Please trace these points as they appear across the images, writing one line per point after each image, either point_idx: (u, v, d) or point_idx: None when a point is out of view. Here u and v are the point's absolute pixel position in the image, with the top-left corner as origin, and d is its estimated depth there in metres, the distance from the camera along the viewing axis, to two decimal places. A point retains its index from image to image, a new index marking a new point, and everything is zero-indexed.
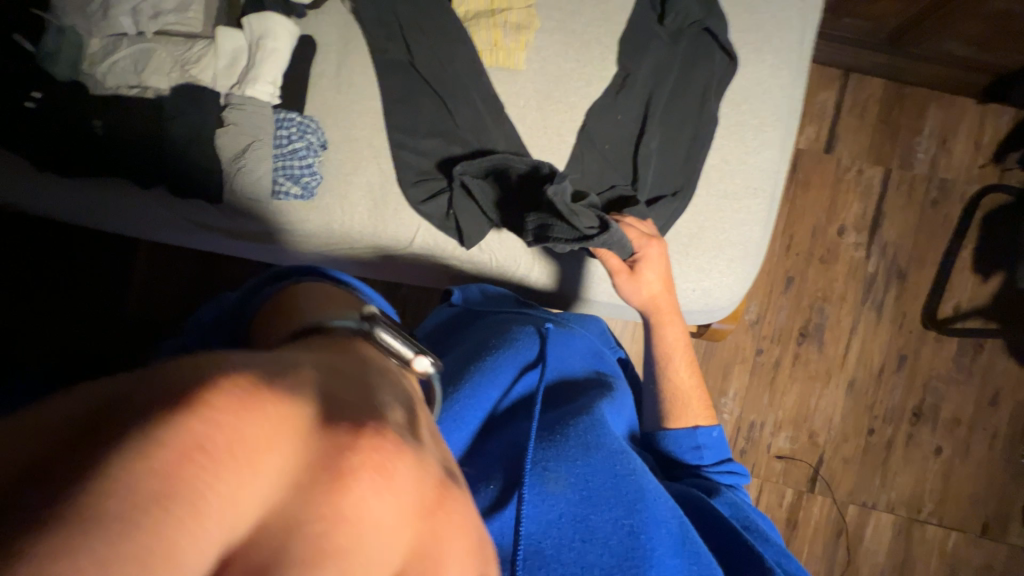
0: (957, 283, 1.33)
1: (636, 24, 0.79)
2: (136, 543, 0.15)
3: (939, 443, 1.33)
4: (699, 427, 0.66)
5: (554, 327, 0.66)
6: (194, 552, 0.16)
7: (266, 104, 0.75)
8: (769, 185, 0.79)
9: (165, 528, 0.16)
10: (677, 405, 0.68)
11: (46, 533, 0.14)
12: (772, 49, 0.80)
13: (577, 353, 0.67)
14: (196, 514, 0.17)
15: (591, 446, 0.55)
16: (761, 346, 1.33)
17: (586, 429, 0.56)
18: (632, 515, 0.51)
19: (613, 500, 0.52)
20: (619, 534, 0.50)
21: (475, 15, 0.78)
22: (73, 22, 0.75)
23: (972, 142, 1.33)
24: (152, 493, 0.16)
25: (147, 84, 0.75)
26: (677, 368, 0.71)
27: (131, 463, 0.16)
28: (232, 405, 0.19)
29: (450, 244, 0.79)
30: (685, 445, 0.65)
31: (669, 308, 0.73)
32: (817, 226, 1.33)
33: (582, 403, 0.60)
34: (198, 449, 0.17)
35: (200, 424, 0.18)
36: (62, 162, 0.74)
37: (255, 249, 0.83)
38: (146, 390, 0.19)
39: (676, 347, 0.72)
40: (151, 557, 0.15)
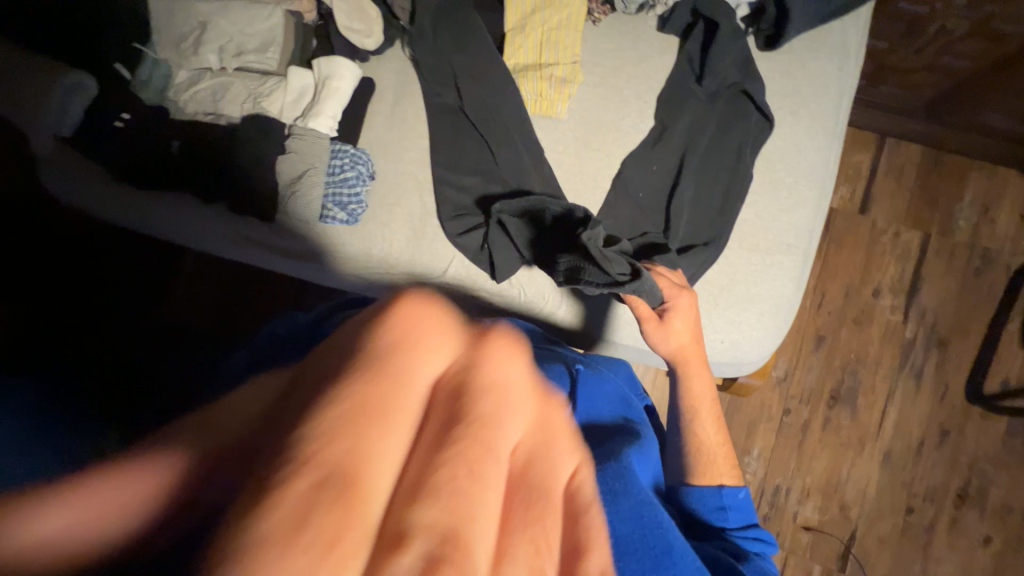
0: (1004, 357, 1.26)
1: (675, 83, 0.83)
2: (389, 393, 0.25)
3: (988, 532, 1.22)
4: (725, 487, 0.64)
5: (583, 368, 0.67)
6: (416, 401, 0.25)
7: (324, 136, 0.81)
8: (803, 242, 0.79)
9: (397, 387, 0.25)
10: (703, 460, 0.66)
11: (341, 395, 0.24)
12: (808, 113, 0.82)
13: (606, 396, 0.67)
14: (413, 373, 0.26)
15: (620, 494, 0.53)
16: (788, 405, 1.28)
17: (616, 475, 0.54)
18: (657, 570, 0.50)
19: (641, 553, 0.50)
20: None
21: (523, 66, 0.84)
22: (167, 57, 0.86)
23: (1017, 212, 1.30)
24: (384, 366, 0.25)
25: (222, 113, 0.83)
26: (704, 424, 0.69)
27: (369, 352, 0.26)
28: (416, 310, 0.28)
29: (481, 277, 0.82)
30: (711, 504, 0.63)
31: (698, 360, 0.72)
32: (851, 285, 1.30)
33: (609, 446, 0.59)
34: (406, 339, 0.26)
35: (403, 323, 0.27)
36: (140, 176, 0.81)
37: (298, 266, 0.87)
38: (344, 330, 0.28)
39: (703, 399, 0.70)
40: (396, 400, 0.25)
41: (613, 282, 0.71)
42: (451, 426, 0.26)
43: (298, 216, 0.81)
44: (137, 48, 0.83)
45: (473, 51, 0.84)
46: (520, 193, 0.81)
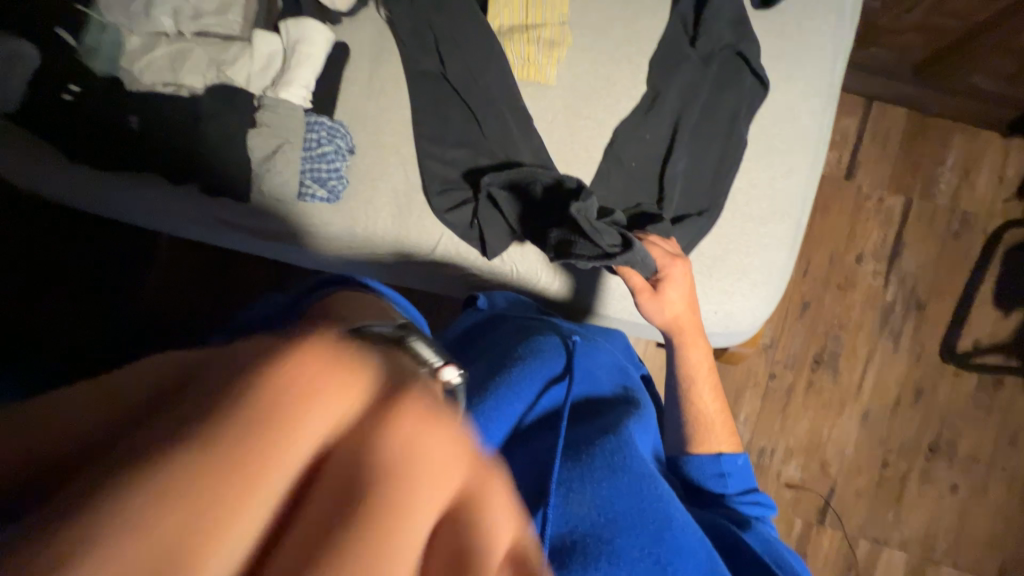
0: (977, 318, 1.31)
1: (668, 45, 0.79)
2: (245, 447, 0.19)
3: (955, 481, 1.30)
4: (723, 455, 0.64)
5: (578, 339, 0.66)
6: (283, 460, 0.19)
7: (297, 107, 0.76)
8: (796, 210, 0.78)
9: (268, 444, 0.19)
10: (701, 429, 0.67)
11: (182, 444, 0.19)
12: (803, 75, 0.80)
13: (603, 368, 0.66)
14: (283, 433, 0.19)
15: (615, 465, 0.53)
16: (774, 371, 1.32)
17: (613, 448, 0.55)
18: (652, 534, 0.50)
19: (636, 517, 0.51)
20: (642, 551, 0.49)
21: (509, 29, 0.79)
22: (114, 20, 0.77)
23: (996, 175, 1.32)
24: (259, 410, 0.20)
25: (182, 84, 0.76)
26: (702, 394, 0.69)
27: (239, 393, 0.20)
28: (318, 355, 0.22)
29: (472, 253, 0.79)
30: (710, 471, 0.64)
31: (694, 331, 0.71)
32: (835, 252, 1.32)
33: (608, 419, 0.59)
34: (284, 387, 0.21)
35: (292, 366, 0.21)
36: (100, 156, 0.75)
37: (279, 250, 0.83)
38: (243, 355, 0.23)
39: (699, 369, 0.71)
40: (251, 455, 0.19)
41: (606, 255, 0.70)
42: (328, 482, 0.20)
43: (275, 193, 0.76)
44: (80, 11, 0.76)
45: (454, 11, 0.79)
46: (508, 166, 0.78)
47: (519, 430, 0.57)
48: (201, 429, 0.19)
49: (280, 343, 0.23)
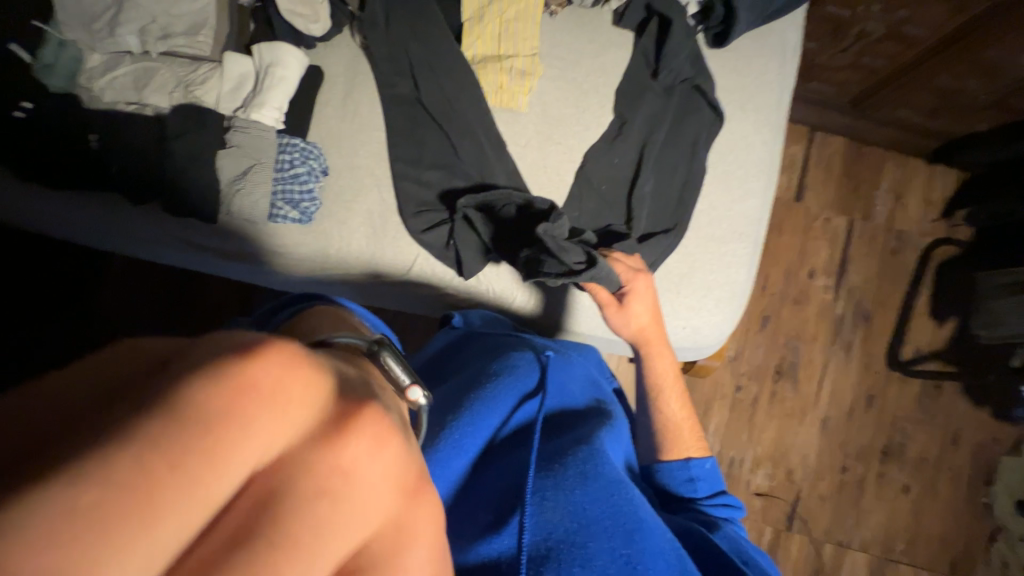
0: (916, 328, 1.42)
1: (632, 77, 0.85)
2: (194, 451, 0.19)
3: (907, 482, 1.38)
4: (691, 460, 0.67)
5: (552, 352, 0.67)
6: (235, 465, 0.20)
7: (270, 129, 0.75)
8: (753, 231, 0.83)
9: (216, 446, 0.20)
10: (669, 436, 0.70)
11: (122, 433, 0.18)
12: (754, 107, 0.87)
13: (576, 382, 0.67)
14: (233, 437, 0.20)
15: (587, 475, 0.54)
16: (739, 382, 1.37)
17: (584, 458, 0.56)
18: (623, 539, 0.51)
19: (607, 524, 0.51)
20: (614, 558, 0.49)
21: (483, 58, 0.82)
22: (75, 37, 0.75)
23: (924, 198, 1.46)
24: (217, 409, 0.20)
25: (146, 102, 0.75)
26: (668, 402, 0.72)
27: (200, 385, 0.20)
28: (283, 360, 0.23)
29: (448, 273, 0.80)
30: (679, 476, 0.66)
31: (659, 341, 0.74)
32: (789, 268, 1.41)
33: (581, 430, 0.60)
34: (250, 386, 0.21)
35: (255, 369, 0.22)
36: (51, 176, 0.72)
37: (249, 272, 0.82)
38: (204, 343, 0.22)
39: (665, 379, 0.74)
40: (209, 454, 0.20)
41: (571, 272, 0.71)
42: (265, 491, 0.21)
43: (242, 211, 0.74)
44: (37, 26, 0.73)
45: (429, 39, 0.81)
46: (482, 188, 0.80)
47: (494, 442, 0.59)
48: (158, 411, 0.19)
49: (252, 340, 0.23)
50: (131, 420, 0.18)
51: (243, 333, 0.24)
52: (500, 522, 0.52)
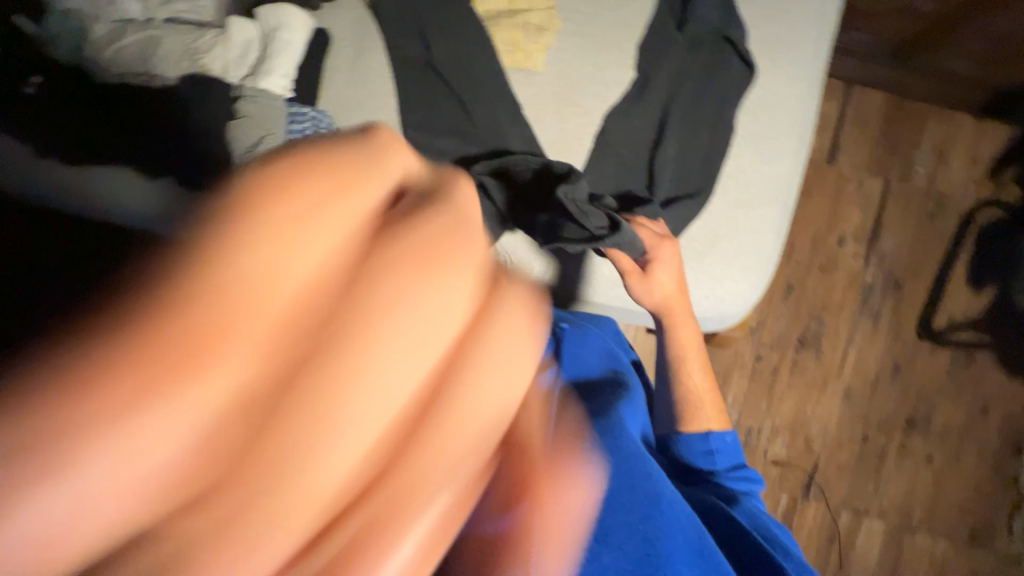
0: (951, 296, 1.36)
1: (656, 30, 0.79)
2: (294, 192, 0.24)
3: (931, 452, 1.36)
4: (712, 432, 0.66)
5: (568, 326, 0.67)
6: (325, 203, 0.24)
7: (278, 97, 0.73)
8: (783, 194, 0.79)
9: (308, 190, 0.24)
10: (691, 407, 0.69)
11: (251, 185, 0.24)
12: (789, 59, 0.80)
13: (594, 355, 0.67)
14: (323, 179, 0.24)
15: (605, 447, 0.54)
16: (760, 352, 1.35)
17: (603, 431, 0.56)
18: (637, 507, 0.52)
19: (621, 492, 0.53)
20: (629, 524, 0.51)
21: (495, 15, 0.78)
22: (81, 8, 0.74)
23: (969, 157, 1.36)
24: (307, 166, 0.24)
25: (153, 73, 0.73)
26: (691, 372, 0.71)
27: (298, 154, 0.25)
28: (359, 143, 0.27)
29: None
30: (698, 448, 0.66)
31: (683, 311, 0.72)
32: (817, 235, 1.35)
33: (598, 403, 0.60)
34: (332, 157, 0.25)
35: (337, 147, 0.26)
36: (53, 148, 0.69)
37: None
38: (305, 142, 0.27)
39: (688, 347, 0.72)
40: (304, 192, 0.24)
41: (592, 237, 0.69)
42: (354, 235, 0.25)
43: (258, 183, 0.73)
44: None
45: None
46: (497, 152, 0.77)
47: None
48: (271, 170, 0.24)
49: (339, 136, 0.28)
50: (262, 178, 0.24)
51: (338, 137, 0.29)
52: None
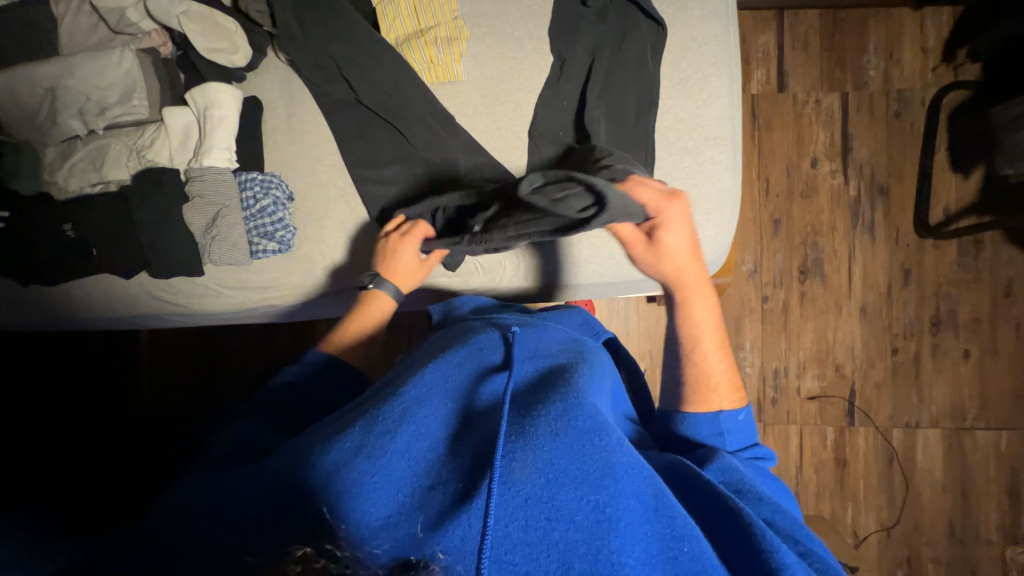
0: (939, 187, 1.33)
1: (561, 11, 0.80)
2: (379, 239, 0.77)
3: (966, 347, 1.31)
4: (723, 412, 0.61)
5: (521, 328, 0.60)
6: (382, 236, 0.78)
7: (226, 170, 0.77)
8: (727, 132, 0.80)
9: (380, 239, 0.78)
10: (702, 387, 0.63)
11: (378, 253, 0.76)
12: (697, 2, 0.81)
13: (555, 347, 0.59)
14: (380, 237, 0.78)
15: (557, 428, 0.42)
16: (765, 293, 1.33)
17: (556, 414, 0.43)
18: (599, 492, 0.39)
19: (579, 475, 0.39)
20: (585, 515, 0.37)
21: (404, 38, 0.79)
22: (27, 138, 0.78)
23: (919, 47, 1.34)
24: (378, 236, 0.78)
25: (109, 179, 0.78)
26: (707, 352, 0.65)
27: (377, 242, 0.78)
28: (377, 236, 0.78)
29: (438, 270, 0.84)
30: (707, 429, 0.61)
31: (696, 279, 0.68)
32: (790, 164, 1.34)
33: (555, 384, 0.49)
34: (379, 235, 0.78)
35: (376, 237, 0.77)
36: (42, 272, 0.77)
37: (232, 310, 0.85)
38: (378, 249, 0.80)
39: (706, 322, 0.67)
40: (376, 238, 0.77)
41: (579, 223, 0.62)
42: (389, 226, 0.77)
43: (223, 257, 0.76)
44: None
45: (345, 31, 0.77)
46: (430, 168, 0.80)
47: (465, 412, 0.48)
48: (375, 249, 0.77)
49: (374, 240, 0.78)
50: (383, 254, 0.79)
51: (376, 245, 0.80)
52: (460, 502, 0.39)
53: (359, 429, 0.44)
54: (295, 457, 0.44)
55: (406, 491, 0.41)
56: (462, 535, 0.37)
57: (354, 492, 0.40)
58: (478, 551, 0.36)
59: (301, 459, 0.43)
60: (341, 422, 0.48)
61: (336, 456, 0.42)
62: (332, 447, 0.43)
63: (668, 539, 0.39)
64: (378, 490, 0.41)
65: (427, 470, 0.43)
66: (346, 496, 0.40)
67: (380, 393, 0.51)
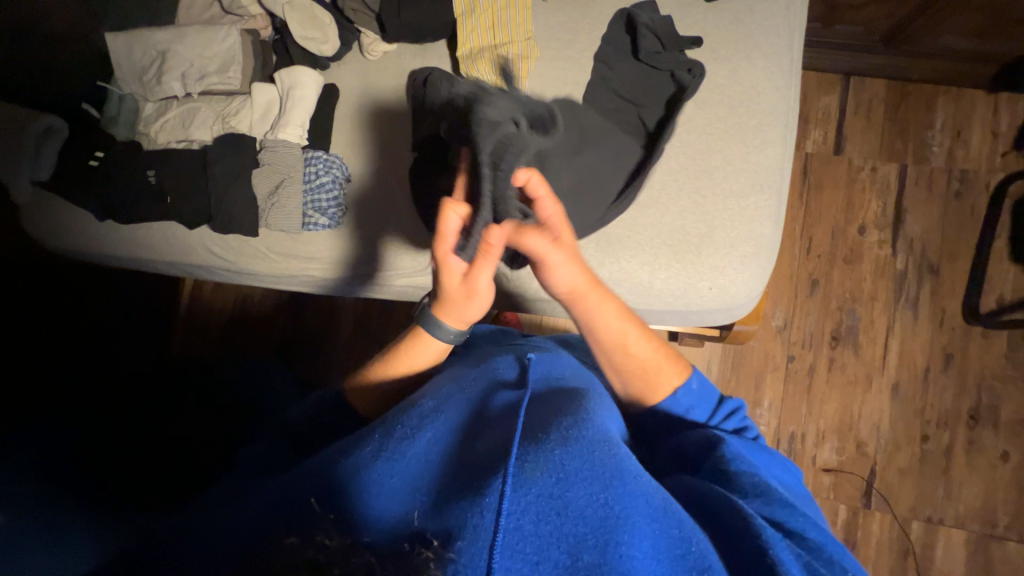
0: (995, 275, 1.28)
1: (622, 47, 0.87)
2: (464, 275, 0.57)
3: (1005, 448, 1.23)
4: (678, 392, 0.61)
5: (535, 353, 0.61)
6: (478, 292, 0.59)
7: (296, 146, 0.85)
8: (775, 181, 0.81)
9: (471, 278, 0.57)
10: (647, 379, 0.62)
11: (453, 293, 0.58)
12: (762, 54, 0.84)
13: (567, 373, 0.60)
14: (476, 291, 0.58)
15: (568, 435, 0.43)
16: (792, 352, 1.29)
17: (567, 423, 0.45)
18: (608, 491, 0.40)
19: (588, 474, 0.41)
20: (593, 510, 0.39)
21: (478, 50, 0.85)
22: (132, 90, 0.88)
23: (989, 131, 1.31)
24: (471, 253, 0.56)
25: (192, 138, 0.86)
26: (631, 343, 0.62)
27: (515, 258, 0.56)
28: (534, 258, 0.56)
29: None
30: (675, 411, 0.61)
31: (591, 293, 0.61)
32: (836, 227, 1.31)
33: (565, 401, 0.50)
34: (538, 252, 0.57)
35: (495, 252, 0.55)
36: (119, 210, 0.84)
37: (273, 275, 0.89)
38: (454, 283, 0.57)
39: (613, 321, 0.62)
40: (464, 282, 0.57)
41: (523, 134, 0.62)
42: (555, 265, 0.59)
43: (279, 224, 0.83)
44: (100, 86, 0.88)
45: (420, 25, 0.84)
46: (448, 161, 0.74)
47: (483, 416, 0.50)
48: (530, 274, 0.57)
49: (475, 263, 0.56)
50: (457, 289, 0.58)
51: (467, 278, 0.56)
52: (471, 499, 0.39)
53: (380, 435, 0.47)
54: (318, 461, 0.46)
55: (422, 489, 0.43)
56: (477, 529, 0.37)
57: (373, 491, 0.42)
58: (490, 539, 0.36)
59: (328, 458, 0.46)
60: (361, 429, 0.50)
61: (357, 459, 0.45)
62: (354, 450, 0.46)
63: (674, 539, 0.40)
64: (394, 490, 0.43)
65: (441, 470, 0.45)
66: (365, 495, 0.42)
67: (400, 402, 0.54)
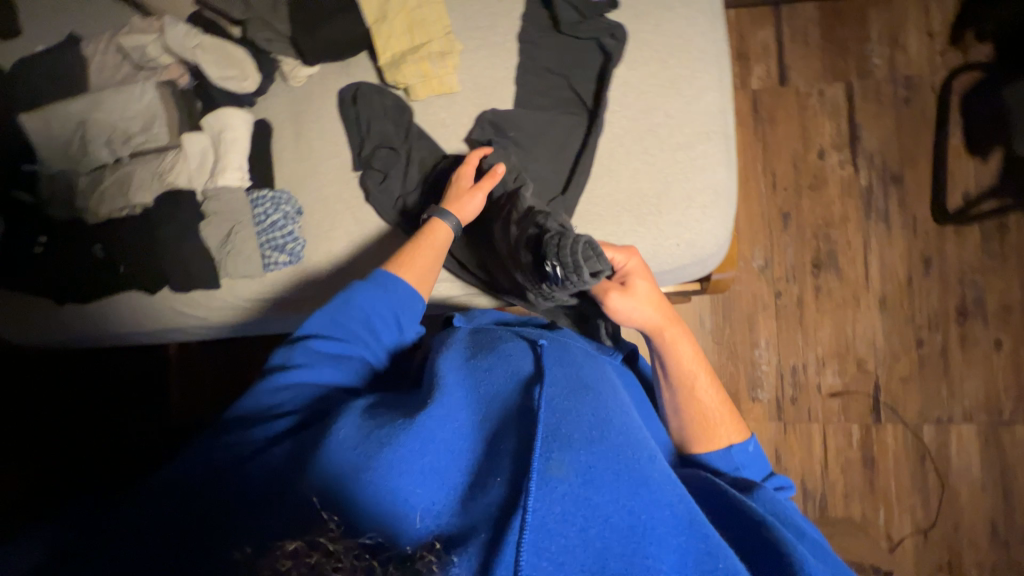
0: (957, 171, 1.29)
1: (544, 24, 0.85)
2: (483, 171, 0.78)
3: (997, 336, 1.26)
4: (734, 446, 0.61)
5: (548, 341, 0.59)
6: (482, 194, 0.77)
7: (237, 189, 0.82)
8: (719, 126, 0.81)
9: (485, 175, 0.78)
10: (705, 427, 0.63)
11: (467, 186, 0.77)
12: (682, 2, 0.83)
13: (579, 357, 0.58)
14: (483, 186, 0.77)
15: (593, 437, 0.45)
16: (778, 288, 1.30)
17: (591, 424, 0.47)
18: (634, 498, 0.42)
19: (614, 481, 0.42)
20: (621, 518, 0.41)
21: (400, 55, 0.83)
22: (60, 168, 0.84)
23: (924, 31, 1.31)
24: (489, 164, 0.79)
25: (134, 203, 0.82)
26: (700, 391, 0.64)
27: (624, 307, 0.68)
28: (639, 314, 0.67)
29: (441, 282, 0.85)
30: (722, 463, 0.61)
31: (671, 332, 0.66)
32: (796, 156, 1.32)
33: (586, 395, 0.50)
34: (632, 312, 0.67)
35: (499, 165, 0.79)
36: (79, 290, 0.83)
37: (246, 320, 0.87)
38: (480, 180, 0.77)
39: (694, 364, 0.66)
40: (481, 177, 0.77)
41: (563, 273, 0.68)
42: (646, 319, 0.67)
43: (240, 270, 0.82)
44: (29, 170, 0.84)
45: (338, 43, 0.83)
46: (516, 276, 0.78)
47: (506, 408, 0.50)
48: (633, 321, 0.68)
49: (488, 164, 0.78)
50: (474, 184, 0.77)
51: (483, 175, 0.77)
52: (503, 508, 0.42)
53: (402, 425, 0.48)
54: (323, 462, 0.46)
55: (442, 484, 0.45)
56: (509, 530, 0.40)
57: (393, 479, 0.44)
58: (518, 539, 0.39)
59: (342, 454, 0.47)
60: (369, 422, 0.50)
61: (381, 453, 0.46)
62: (374, 447, 0.46)
63: (701, 553, 0.41)
64: (414, 480, 0.45)
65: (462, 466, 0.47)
66: (387, 485, 0.44)
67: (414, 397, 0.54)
